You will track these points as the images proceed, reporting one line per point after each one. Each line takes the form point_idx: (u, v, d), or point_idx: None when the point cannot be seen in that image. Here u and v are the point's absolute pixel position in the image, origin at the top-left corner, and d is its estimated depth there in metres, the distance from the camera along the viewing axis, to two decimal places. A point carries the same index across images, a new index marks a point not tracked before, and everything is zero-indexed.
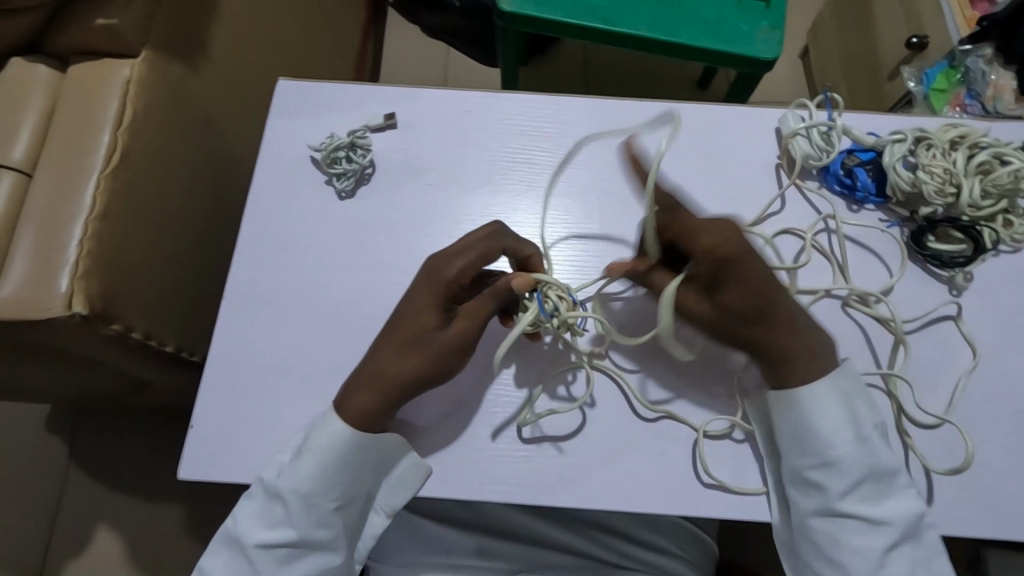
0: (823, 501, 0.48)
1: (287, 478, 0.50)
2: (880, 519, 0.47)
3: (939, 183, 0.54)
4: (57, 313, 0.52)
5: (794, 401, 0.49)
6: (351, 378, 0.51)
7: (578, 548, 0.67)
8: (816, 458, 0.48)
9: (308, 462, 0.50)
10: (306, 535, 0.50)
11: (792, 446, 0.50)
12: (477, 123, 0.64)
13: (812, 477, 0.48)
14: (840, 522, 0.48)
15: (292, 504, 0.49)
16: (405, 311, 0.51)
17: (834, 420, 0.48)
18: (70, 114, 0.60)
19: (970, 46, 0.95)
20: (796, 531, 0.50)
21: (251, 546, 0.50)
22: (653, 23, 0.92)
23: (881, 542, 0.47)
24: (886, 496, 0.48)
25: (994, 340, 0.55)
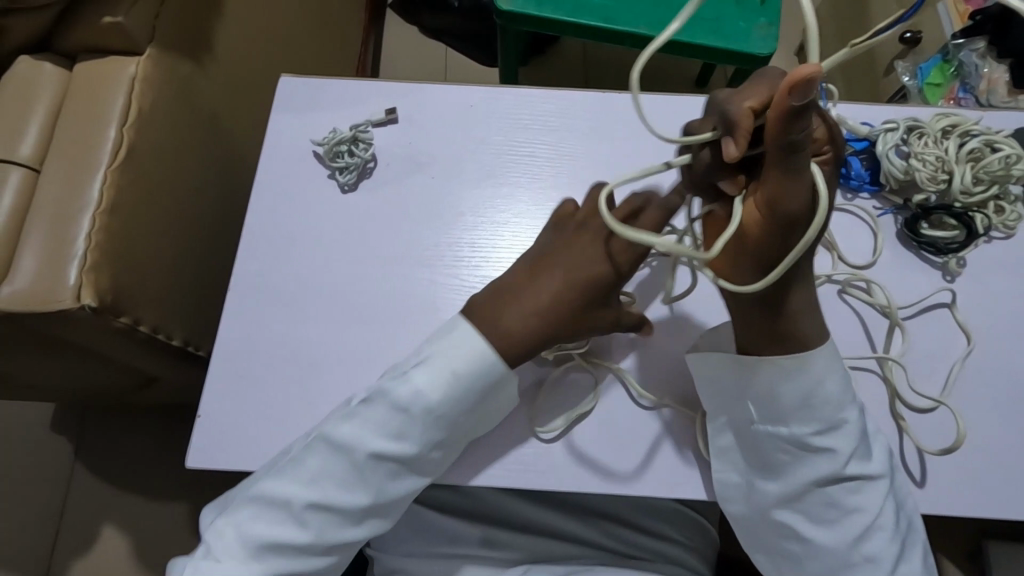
0: (831, 466, 0.47)
1: (413, 393, 0.50)
2: (874, 475, 0.48)
3: (932, 170, 0.56)
4: (68, 305, 0.53)
5: (795, 369, 0.46)
6: (502, 295, 0.53)
7: (581, 535, 0.67)
8: (822, 423, 0.47)
9: (445, 380, 0.50)
10: (419, 456, 0.51)
11: (792, 413, 0.47)
12: (478, 117, 0.65)
13: (815, 444, 0.47)
14: (834, 485, 0.47)
15: (416, 420, 0.50)
16: (570, 261, 0.53)
17: (836, 384, 0.47)
18: (76, 110, 0.61)
19: (963, 40, 0.95)
20: (782, 498, 0.49)
21: (364, 453, 0.50)
22: (652, 20, 0.94)
23: (877, 498, 0.47)
24: (870, 452, 0.48)
25: (987, 325, 0.56)
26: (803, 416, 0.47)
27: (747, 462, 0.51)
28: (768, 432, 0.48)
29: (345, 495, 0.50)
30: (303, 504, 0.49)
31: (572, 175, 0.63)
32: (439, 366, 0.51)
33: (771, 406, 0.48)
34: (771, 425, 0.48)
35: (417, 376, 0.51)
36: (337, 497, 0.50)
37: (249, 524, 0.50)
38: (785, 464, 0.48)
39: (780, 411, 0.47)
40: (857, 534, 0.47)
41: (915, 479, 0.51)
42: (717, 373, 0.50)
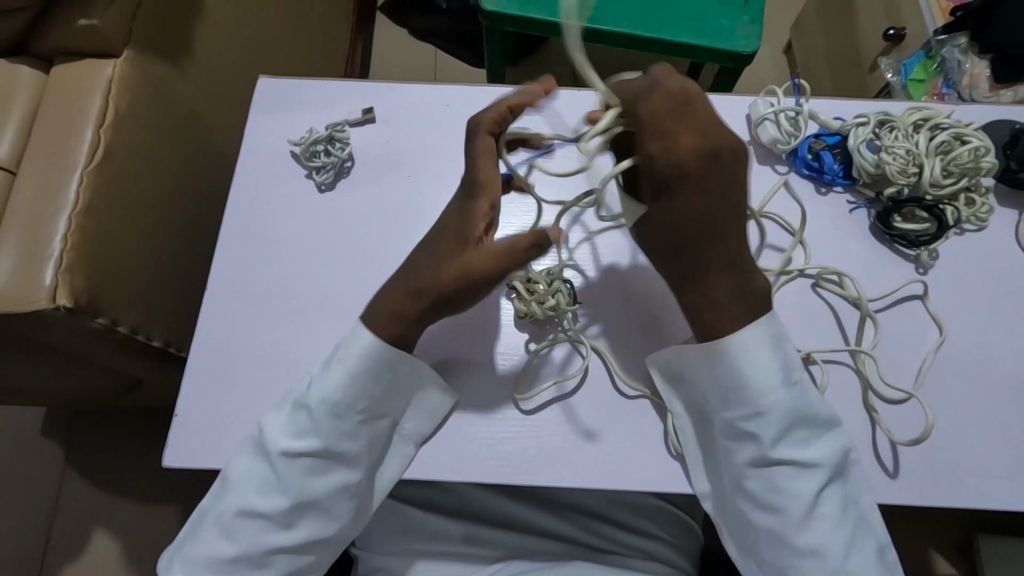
0: (760, 448, 0.48)
1: (316, 387, 0.51)
2: (811, 463, 0.48)
3: (902, 163, 0.56)
4: (43, 305, 0.54)
5: (720, 354, 0.49)
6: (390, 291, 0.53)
7: (564, 532, 0.67)
8: (749, 407, 0.48)
9: (337, 370, 0.51)
10: (332, 446, 0.50)
11: (726, 398, 0.49)
12: (455, 116, 0.65)
13: (745, 427, 0.49)
14: (772, 468, 0.48)
15: (318, 411, 0.50)
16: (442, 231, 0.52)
17: (762, 367, 0.48)
18: (53, 113, 0.61)
19: (946, 36, 0.96)
20: (729, 485, 0.50)
21: (275, 453, 0.50)
22: (634, 19, 0.94)
23: (814, 485, 0.48)
24: (812, 439, 0.49)
25: (960, 317, 0.56)
26: (733, 399, 0.49)
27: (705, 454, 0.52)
28: (712, 417, 0.51)
29: (278, 491, 0.50)
30: (232, 512, 0.50)
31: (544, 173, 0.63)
32: (337, 356, 0.52)
33: (710, 391, 0.50)
34: (715, 411, 0.50)
35: (331, 364, 0.52)
36: (262, 503, 0.50)
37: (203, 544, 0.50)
38: (726, 450, 0.50)
39: (718, 398, 0.50)
40: (797, 520, 0.47)
41: (888, 470, 0.51)
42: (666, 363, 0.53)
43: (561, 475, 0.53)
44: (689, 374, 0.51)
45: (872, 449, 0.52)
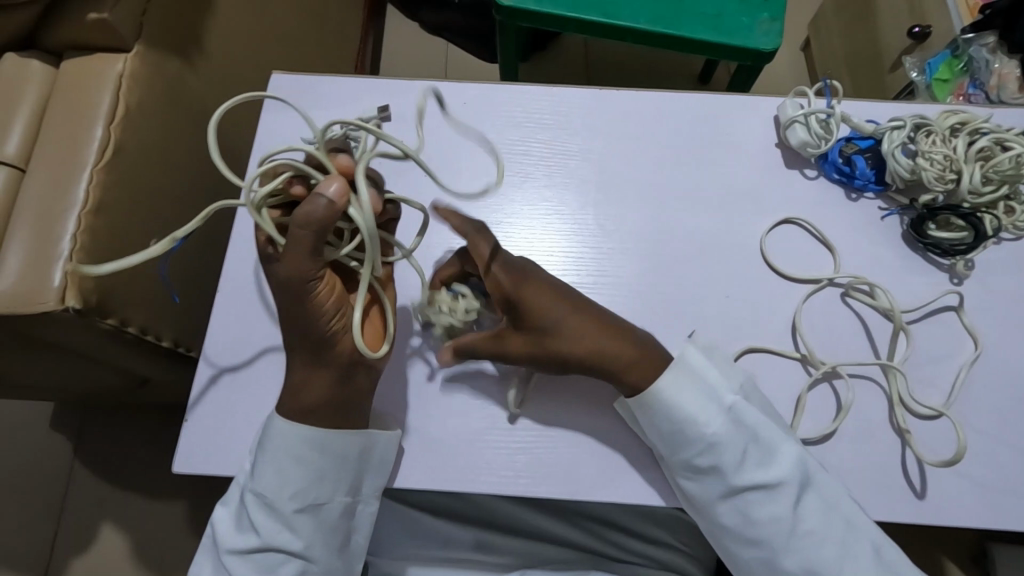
0: (722, 481, 0.48)
1: (248, 482, 0.49)
2: (776, 482, 0.47)
3: (939, 169, 0.54)
4: (51, 306, 0.52)
5: (656, 396, 0.49)
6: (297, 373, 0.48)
7: (579, 540, 0.66)
8: (696, 444, 0.48)
9: (261, 463, 0.48)
10: (273, 540, 0.48)
11: (673, 439, 0.49)
12: (471, 115, 0.63)
13: (701, 462, 0.48)
14: (742, 497, 0.48)
15: (251, 507, 0.48)
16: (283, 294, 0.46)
17: (698, 399, 0.49)
18: (63, 109, 0.60)
19: (973, 35, 0.93)
20: (709, 522, 0.50)
21: (224, 553, 0.49)
22: (653, 16, 0.92)
23: (788, 503, 0.47)
24: (771, 455, 0.48)
25: (996, 329, 0.54)
26: (681, 440, 0.48)
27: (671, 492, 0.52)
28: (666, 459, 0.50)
29: None
30: None
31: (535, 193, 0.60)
32: (268, 454, 0.48)
33: (654, 437, 0.50)
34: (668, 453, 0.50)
35: (260, 463, 0.48)
36: None
37: None
38: (694, 491, 0.49)
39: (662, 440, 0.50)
40: (785, 542, 0.47)
41: (916, 490, 0.50)
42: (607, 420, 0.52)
43: (580, 488, 0.52)
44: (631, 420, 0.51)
45: (900, 469, 0.50)
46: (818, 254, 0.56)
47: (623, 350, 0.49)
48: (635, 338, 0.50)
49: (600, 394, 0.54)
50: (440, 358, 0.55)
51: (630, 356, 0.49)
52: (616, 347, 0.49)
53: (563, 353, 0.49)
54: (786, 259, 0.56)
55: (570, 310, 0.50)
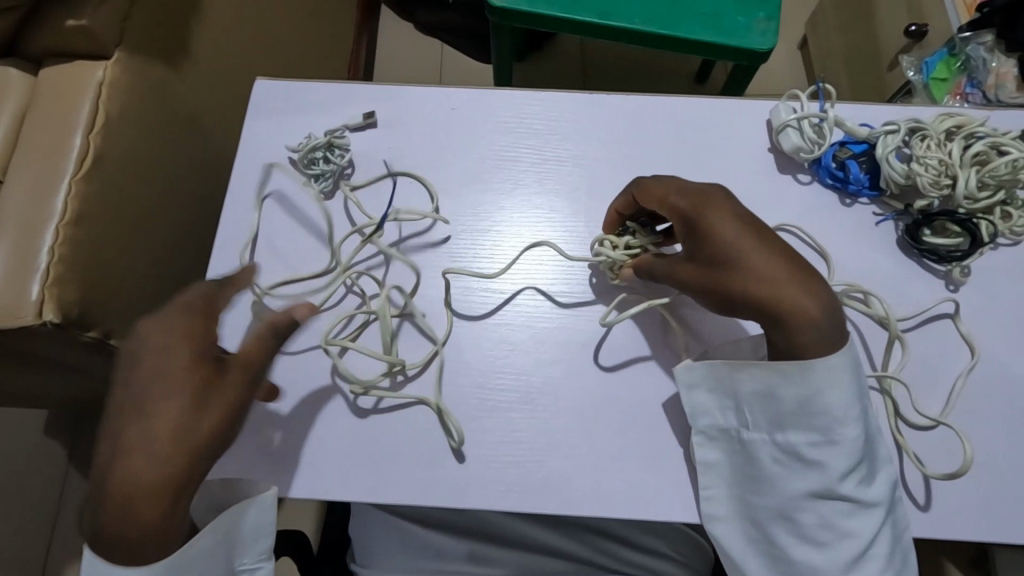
0: (822, 480, 0.45)
1: None
2: (871, 501, 0.45)
3: (934, 175, 0.53)
4: (30, 320, 0.51)
5: (796, 376, 0.44)
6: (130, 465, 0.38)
7: (575, 552, 0.65)
8: (818, 435, 0.44)
9: None
10: None
11: (788, 422, 0.46)
12: (460, 121, 0.62)
13: (810, 455, 0.45)
14: (828, 504, 0.45)
15: None
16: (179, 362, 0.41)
17: (849, 396, 0.44)
18: (42, 118, 0.59)
19: (970, 33, 0.92)
20: (770, 513, 0.47)
21: None
22: (648, 16, 0.90)
23: (872, 522, 0.45)
24: (873, 475, 0.46)
25: (993, 336, 0.53)
26: (802, 425, 0.45)
27: (731, 472, 0.49)
28: (763, 438, 0.47)
29: None
30: None
31: (525, 200, 0.60)
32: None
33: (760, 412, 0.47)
34: (767, 433, 0.47)
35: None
36: None
37: None
38: (776, 477, 0.46)
39: (775, 417, 0.46)
40: (847, 561, 0.44)
41: (920, 504, 0.49)
42: (708, 380, 0.49)
43: (571, 502, 0.51)
44: (743, 393, 0.48)
45: (903, 482, 0.49)
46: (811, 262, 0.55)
47: (789, 291, 0.42)
48: (823, 289, 0.42)
49: (591, 406, 0.53)
50: (430, 371, 0.54)
51: (804, 303, 0.42)
52: (809, 294, 0.42)
53: (749, 287, 0.42)
54: None
55: (772, 243, 0.43)
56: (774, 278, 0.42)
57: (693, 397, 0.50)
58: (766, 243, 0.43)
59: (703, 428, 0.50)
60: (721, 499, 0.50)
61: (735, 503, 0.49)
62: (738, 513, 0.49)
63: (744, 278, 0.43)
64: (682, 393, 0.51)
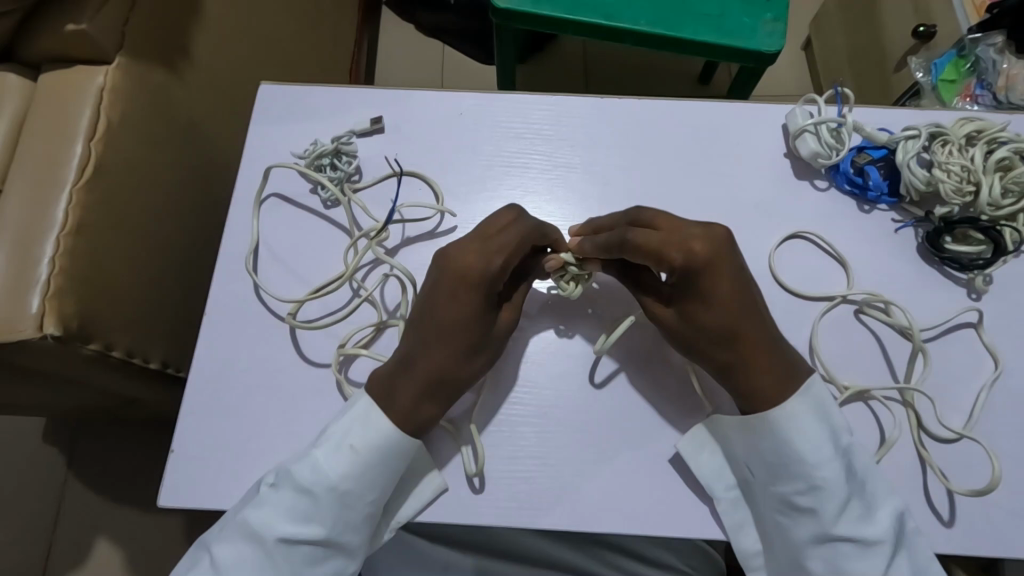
0: (817, 526, 0.44)
1: (321, 477, 0.46)
2: (873, 540, 0.43)
3: (957, 181, 0.52)
4: (29, 334, 0.50)
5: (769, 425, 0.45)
6: (400, 394, 0.48)
7: (587, 566, 0.64)
8: (798, 482, 0.44)
9: (348, 461, 0.46)
10: (336, 535, 0.46)
11: (773, 472, 0.45)
12: (467, 126, 0.61)
13: (799, 503, 0.44)
14: (832, 547, 0.44)
15: (326, 501, 0.46)
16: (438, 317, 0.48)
17: (814, 435, 0.44)
18: (42, 124, 0.57)
19: (980, 35, 0.91)
20: (789, 565, 0.46)
21: (272, 540, 0.45)
22: (653, 17, 0.89)
23: (881, 564, 0.43)
24: (872, 510, 0.44)
25: (1018, 346, 0.52)
26: (783, 472, 0.45)
27: (750, 523, 0.48)
28: (761, 492, 0.47)
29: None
30: None
31: (535, 207, 0.58)
32: (333, 438, 0.47)
33: (752, 464, 0.47)
34: (762, 487, 0.47)
35: (313, 450, 0.47)
36: None
37: None
38: (780, 529, 0.46)
39: (762, 470, 0.46)
40: None
41: (944, 520, 0.47)
42: (708, 443, 0.49)
43: (588, 518, 0.49)
44: (732, 448, 0.48)
45: (926, 498, 0.47)
46: (830, 271, 0.54)
47: (754, 354, 0.46)
48: (782, 354, 0.46)
49: (606, 419, 0.51)
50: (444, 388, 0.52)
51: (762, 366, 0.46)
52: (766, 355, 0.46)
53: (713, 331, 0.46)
54: (799, 275, 0.54)
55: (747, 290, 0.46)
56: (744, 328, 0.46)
57: (697, 461, 0.49)
58: (738, 294, 0.46)
59: (720, 493, 0.48)
60: (757, 559, 0.48)
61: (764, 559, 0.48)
62: (770, 573, 0.47)
63: (719, 320, 0.46)
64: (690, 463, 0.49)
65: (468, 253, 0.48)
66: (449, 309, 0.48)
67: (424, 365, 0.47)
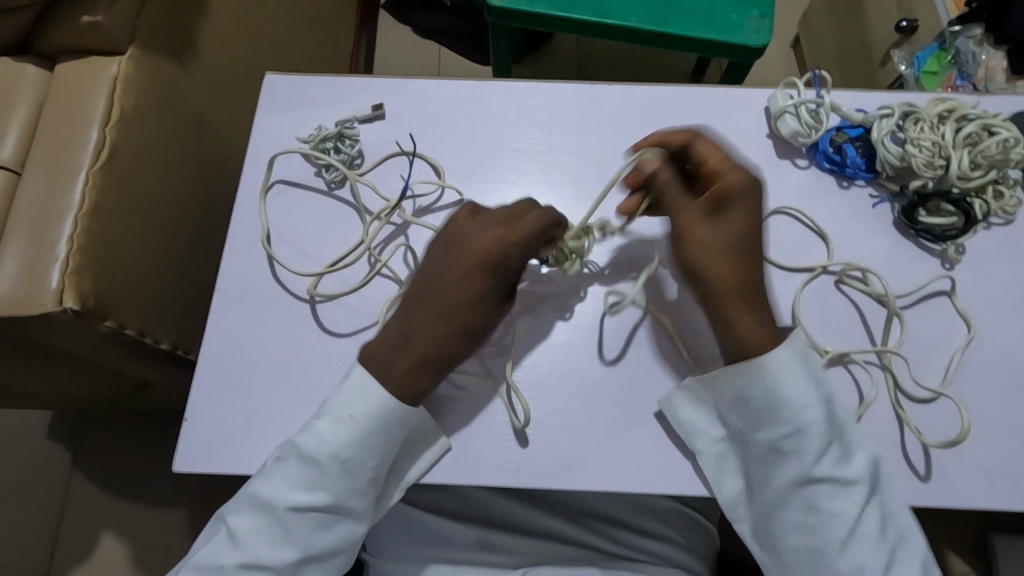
0: (799, 467, 0.47)
1: (323, 445, 0.48)
2: (851, 481, 0.46)
3: (928, 156, 0.55)
4: (49, 308, 0.52)
5: (755, 373, 0.48)
6: (395, 363, 0.50)
7: (584, 538, 0.66)
8: (784, 426, 0.47)
9: (347, 429, 0.49)
10: (342, 500, 0.48)
11: (759, 419, 0.48)
12: (465, 112, 0.64)
13: (783, 445, 0.47)
14: (813, 490, 0.47)
15: (329, 469, 0.48)
16: (446, 294, 0.51)
17: (798, 383, 0.48)
18: (59, 110, 0.60)
19: (960, 28, 0.95)
20: (770, 509, 0.48)
21: (282, 507, 0.47)
22: (643, 14, 0.92)
23: (856, 504, 0.46)
24: (850, 454, 0.47)
25: (989, 312, 0.55)
26: (769, 418, 0.48)
27: (732, 474, 0.51)
28: (746, 440, 0.49)
29: (282, 546, 0.47)
30: (236, 564, 0.47)
31: (531, 188, 0.61)
32: (333, 410, 0.49)
33: (736, 413, 0.49)
34: (747, 435, 0.49)
35: (315, 422, 0.49)
36: (268, 553, 0.47)
37: (231, 564, 0.47)
38: (765, 473, 0.48)
39: (748, 417, 0.49)
40: (842, 542, 0.46)
41: (920, 474, 0.50)
42: (694, 396, 0.51)
43: (583, 480, 0.51)
44: (720, 400, 0.50)
45: (903, 454, 0.50)
46: (813, 246, 0.57)
47: (746, 306, 0.49)
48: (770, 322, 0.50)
49: (600, 386, 0.54)
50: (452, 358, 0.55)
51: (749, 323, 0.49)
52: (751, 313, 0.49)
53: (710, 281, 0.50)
54: (787, 248, 0.57)
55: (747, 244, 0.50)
56: (740, 277, 0.49)
57: (680, 415, 0.51)
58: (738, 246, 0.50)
59: (699, 447, 0.51)
60: (740, 506, 0.50)
61: (741, 508, 0.50)
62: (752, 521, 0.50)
63: (737, 265, 0.50)
64: (673, 413, 0.51)
65: (490, 238, 0.51)
66: (460, 290, 0.50)
67: (426, 338, 0.50)
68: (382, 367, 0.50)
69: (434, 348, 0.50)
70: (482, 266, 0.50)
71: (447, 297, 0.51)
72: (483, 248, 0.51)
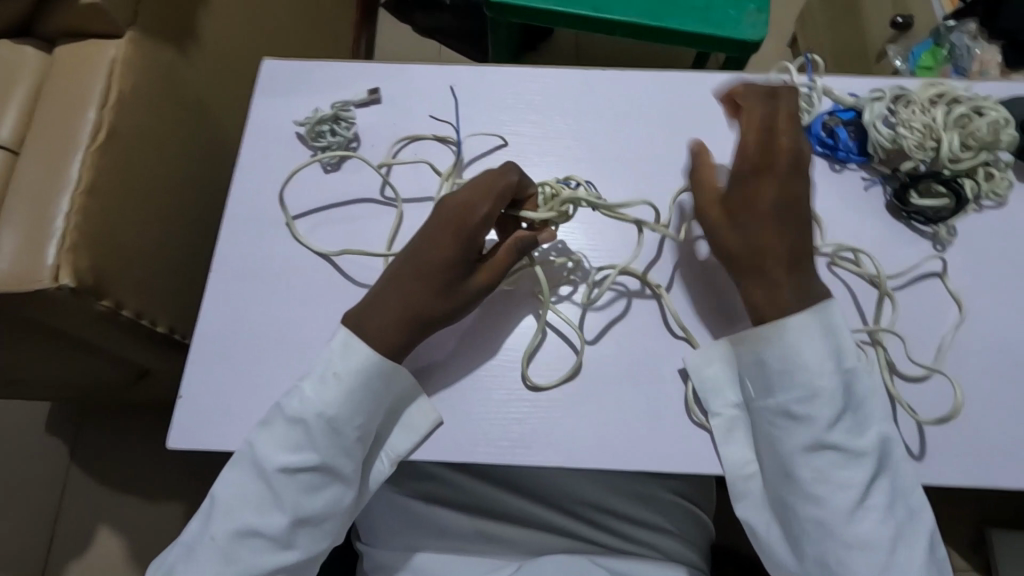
0: (809, 433, 0.47)
1: (309, 403, 0.49)
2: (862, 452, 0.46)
3: (919, 137, 0.55)
4: (46, 284, 0.53)
5: (773, 335, 0.48)
6: (378, 322, 0.50)
7: (579, 526, 0.66)
8: (800, 390, 0.47)
9: (333, 387, 0.49)
10: (328, 461, 0.49)
11: (772, 383, 0.49)
12: (461, 97, 0.64)
13: (795, 410, 0.47)
14: (820, 456, 0.47)
15: (314, 428, 0.48)
16: (422, 256, 0.50)
17: (821, 352, 0.48)
18: (59, 89, 0.61)
19: (955, 23, 0.95)
20: (779, 473, 0.48)
21: (270, 469, 0.48)
22: (641, 9, 0.93)
23: (863, 475, 0.46)
24: (863, 425, 0.47)
25: (979, 293, 0.55)
26: (784, 383, 0.48)
27: (747, 440, 0.51)
28: (759, 404, 0.50)
29: (270, 507, 0.48)
30: (230, 531, 0.48)
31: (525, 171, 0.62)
32: (318, 371, 0.50)
33: (751, 374, 0.50)
34: (761, 398, 0.49)
35: (300, 385, 0.50)
36: (259, 519, 0.48)
37: (226, 527, 0.48)
38: (775, 437, 0.48)
39: (765, 380, 0.49)
40: (847, 510, 0.46)
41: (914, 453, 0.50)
42: (711, 358, 0.52)
43: (574, 458, 0.51)
44: (740, 363, 0.51)
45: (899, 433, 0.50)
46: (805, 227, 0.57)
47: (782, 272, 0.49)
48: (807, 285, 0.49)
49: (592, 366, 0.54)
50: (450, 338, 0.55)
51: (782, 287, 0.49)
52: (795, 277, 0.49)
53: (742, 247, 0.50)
54: None
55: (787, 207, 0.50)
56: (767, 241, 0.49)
57: (703, 372, 0.52)
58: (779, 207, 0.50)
59: (718, 407, 0.51)
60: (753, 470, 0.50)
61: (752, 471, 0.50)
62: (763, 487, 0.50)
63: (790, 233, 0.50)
64: (695, 373, 0.52)
65: (459, 200, 0.50)
66: (432, 252, 0.50)
67: (404, 299, 0.50)
68: (369, 326, 0.50)
69: (411, 308, 0.50)
70: (453, 228, 0.50)
71: (422, 258, 0.50)
72: (454, 208, 0.50)
